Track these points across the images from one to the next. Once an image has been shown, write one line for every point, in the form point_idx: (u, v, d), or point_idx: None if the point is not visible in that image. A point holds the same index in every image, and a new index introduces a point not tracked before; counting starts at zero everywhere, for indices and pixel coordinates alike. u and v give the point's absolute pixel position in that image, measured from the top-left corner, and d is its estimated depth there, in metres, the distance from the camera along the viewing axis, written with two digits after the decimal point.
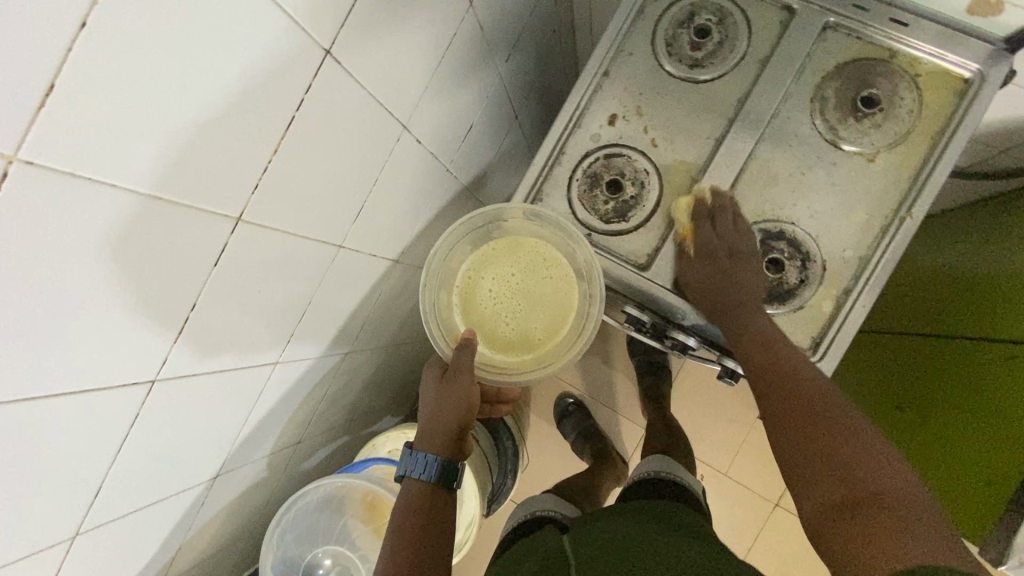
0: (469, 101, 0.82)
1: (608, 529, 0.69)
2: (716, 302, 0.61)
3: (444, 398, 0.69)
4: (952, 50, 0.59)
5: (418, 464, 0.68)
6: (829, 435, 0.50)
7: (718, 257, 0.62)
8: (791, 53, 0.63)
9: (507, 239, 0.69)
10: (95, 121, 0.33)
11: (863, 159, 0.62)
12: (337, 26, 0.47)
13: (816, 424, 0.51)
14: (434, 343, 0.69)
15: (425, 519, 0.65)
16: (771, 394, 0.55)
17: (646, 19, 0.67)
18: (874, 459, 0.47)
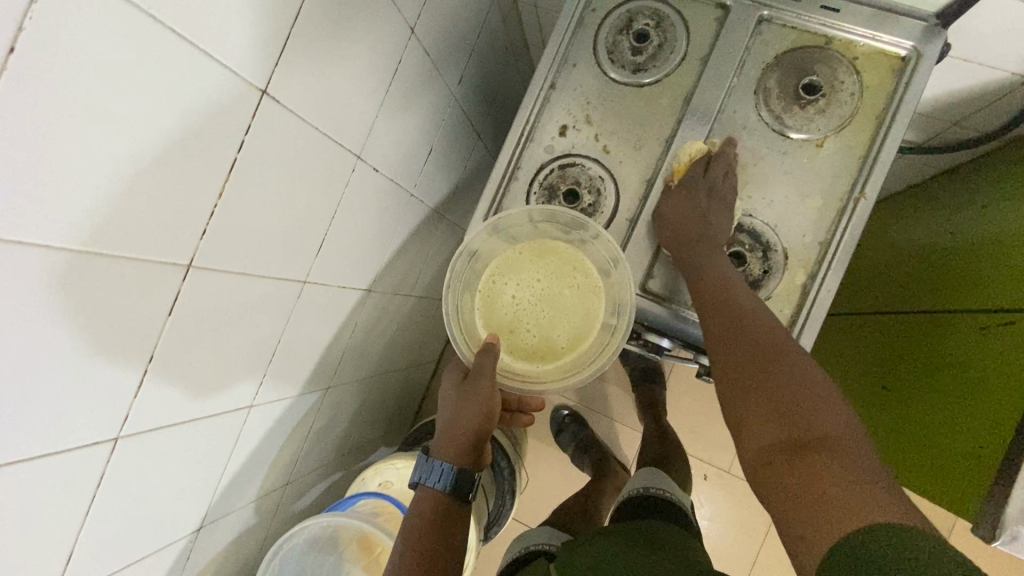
0: (424, 125, 0.82)
1: (590, 565, 0.67)
2: (690, 236, 0.59)
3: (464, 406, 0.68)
4: (885, 31, 0.60)
5: (434, 473, 0.68)
6: (779, 374, 0.49)
7: (701, 194, 0.60)
8: (730, 49, 0.64)
9: (536, 245, 0.67)
10: (23, 188, 0.33)
11: (813, 145, 0.62)
12: (271, 67, 0.48)
13: (767, 364, 0.50)
14: (457, 348, 0.67)
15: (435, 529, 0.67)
16: (721, 334, 0.54)
17: (585, 29, 0.68)
18: (825, 407, 0.46)
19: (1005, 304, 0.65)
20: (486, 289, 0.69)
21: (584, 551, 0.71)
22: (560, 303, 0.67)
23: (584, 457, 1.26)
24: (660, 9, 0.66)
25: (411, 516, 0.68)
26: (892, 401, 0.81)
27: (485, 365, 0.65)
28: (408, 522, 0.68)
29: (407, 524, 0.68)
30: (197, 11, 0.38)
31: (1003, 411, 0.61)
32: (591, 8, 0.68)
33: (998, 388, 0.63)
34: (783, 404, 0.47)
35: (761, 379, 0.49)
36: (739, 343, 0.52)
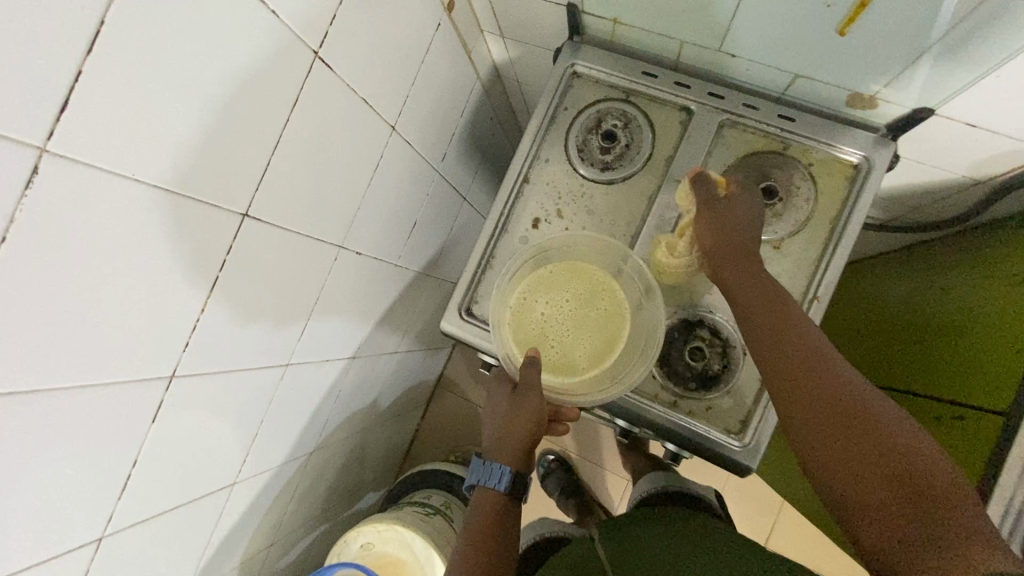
0: (410, 203, 0.86)
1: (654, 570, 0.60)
2: (733, 256, 0.57)
3: (516, 414, 0.65)
4: (837, 141, 0.64)
5: (491, 475, 0.66)
6: (872, 432, 0.45)
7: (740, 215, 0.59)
8: (692, 152, 0.67)
9: (568, 263, 0.67)
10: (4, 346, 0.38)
11: (770, 246, 0.65)
12: (251, 193, 0.53)
13: (856, 422, 0.46)
14: (501, 362, 0.64)
15: (499, 532, 0.63)
16: (797, 391, 0.50)
17: (558, 127, 0.72)
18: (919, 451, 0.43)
19: (962, 398, 0.66)
20: (520, 306, 0.67)
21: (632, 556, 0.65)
22: (589, 320, 0.66)
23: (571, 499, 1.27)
24: (628, 110, 0.70)
25: (472, 516, 0.65)
26: None
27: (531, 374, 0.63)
28: (470, 520, 0.65)
29: (470, 524, 0.64)
30: (170, 169, 0.44)
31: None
32: (562, 107, 0.72)
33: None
34: (881, 466, 0.44)
35: (851, 437, 0.46)
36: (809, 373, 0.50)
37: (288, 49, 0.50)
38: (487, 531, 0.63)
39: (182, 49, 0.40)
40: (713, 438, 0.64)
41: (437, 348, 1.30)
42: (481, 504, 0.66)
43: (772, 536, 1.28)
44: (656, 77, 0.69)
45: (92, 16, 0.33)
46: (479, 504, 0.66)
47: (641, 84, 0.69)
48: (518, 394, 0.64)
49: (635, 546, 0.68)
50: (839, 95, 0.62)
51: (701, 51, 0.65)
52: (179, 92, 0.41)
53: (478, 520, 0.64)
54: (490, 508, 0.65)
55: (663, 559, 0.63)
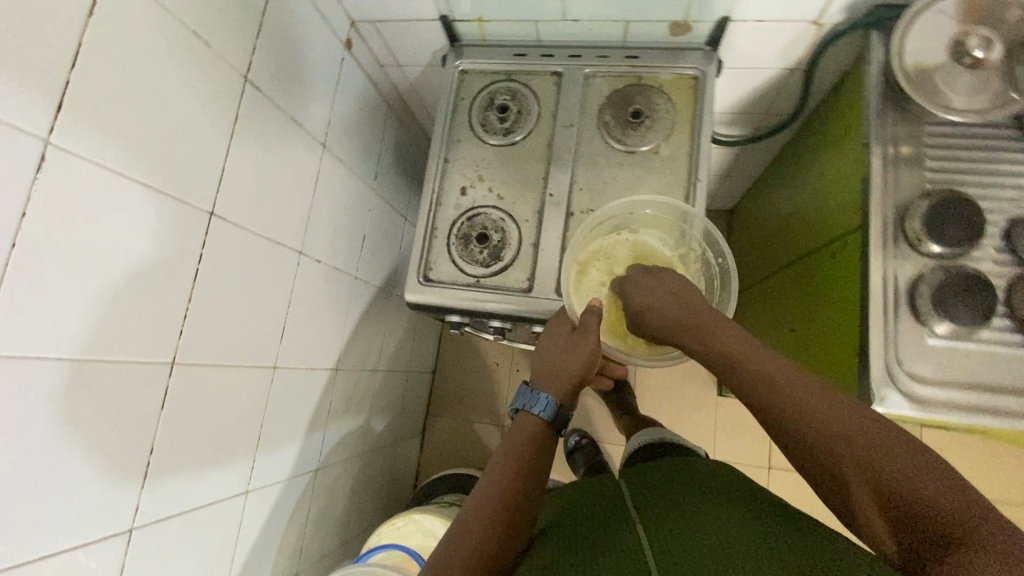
0: (355, 217, 0.97)
1: (672, 516, 0.58)
2: (688, 324, 0.59)
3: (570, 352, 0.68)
4: (673, 63, 0.81)
5: (537, 399, 0.67)
6: (877, 472, 0.45)
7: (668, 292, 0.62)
8: (570, 102, 0.83)
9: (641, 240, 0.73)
10: (28, 312, 0.46)
11: (651, 153, 0.80)
12: (212, 195, 0.64)
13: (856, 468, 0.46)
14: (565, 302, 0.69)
15: (529, 470, 0.62)
16: (796, 453, 0.50)
17: (460, 113, 0.86)
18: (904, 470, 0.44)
19: (832, 232, 0.80)
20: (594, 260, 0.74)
21: (651, 501, 0.63)
22: None
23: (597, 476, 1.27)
24: (512, 86, 0.85)
25: (505, 446, 0.64)
26: (789, 337, 0.95)
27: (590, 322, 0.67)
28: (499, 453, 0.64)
29: (499, 457, 0.63)
30: (141, 169, 0.55)
31: (842, 320, 0.75)
32: (461, 98, 0.87)
33: (832, 302, 0.76)
34: (890, 505, 0.44)
35: (859, 485, 0.46)
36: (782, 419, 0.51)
37: (220, 76, 0.63)
38: (512, 469, 0.62)
39: (136, 70, 0.53)
40: None
41: (415, 369, 1.36)
42: (522, 426, 0.67)
43: (773, 454, 1.38)
44: (526, 56, 0.85)
45: (72, 45, 0.47)
46: (517, 431, 0.66)
47: (517, 64, 0.86)
48: (578, 333, 0.67)
49: (654, 493, 0.65)
50: (663, 29, 0.79)
51: (551, 26, 0.82)
52: (139, 105, 0.54)
53: (510, 455, 0.63)
54: (526, 439, 0.65)
55: (680, 503, 0.61)
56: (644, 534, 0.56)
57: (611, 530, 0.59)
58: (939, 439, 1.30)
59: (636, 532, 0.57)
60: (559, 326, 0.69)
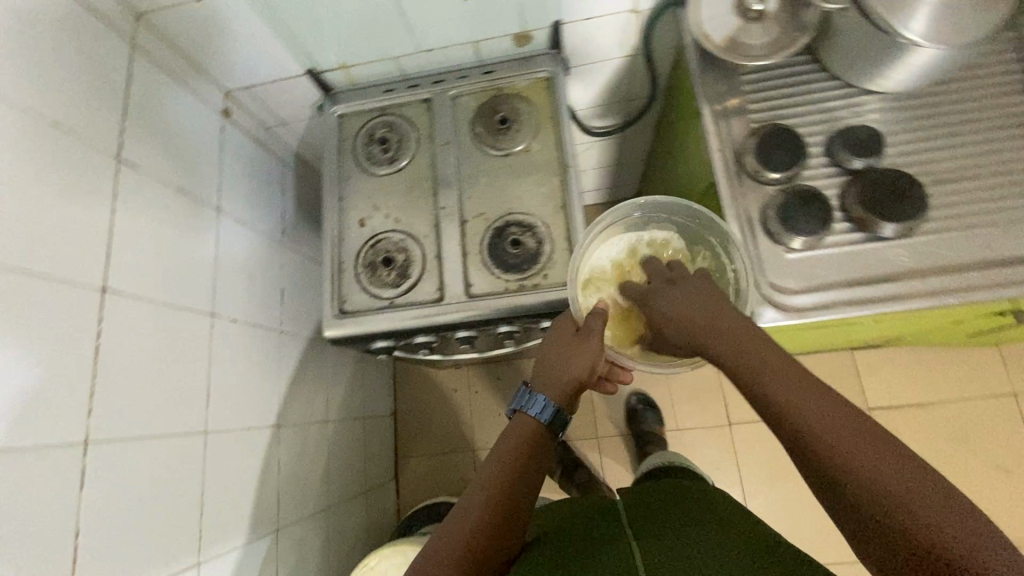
0: (269, 272, 0.99)
1: (666, 533, 0.62)
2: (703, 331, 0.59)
3: (572, 355, 0.69)
4: (526, 70, 0.89)
5: (535, 402, 0.68)
6: (883, 488, 0.43)
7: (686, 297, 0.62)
8: (443, 122, 0.89)
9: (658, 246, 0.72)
10: None
11: (526, 151, 0.87)
12: (102, 272, 0.65)
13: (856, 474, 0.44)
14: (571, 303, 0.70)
15: (522, 472, 0.64)
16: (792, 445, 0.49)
17: (346, 153, 0.91)
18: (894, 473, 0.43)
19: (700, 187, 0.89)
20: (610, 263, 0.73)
21: (645, 520, 0.66)
22: None
23: (573, 474, 1.37)
24: (388, 118, 0.91)
25: (506, 440, 0.67)
26: None
27: (594, 324, 0.67)
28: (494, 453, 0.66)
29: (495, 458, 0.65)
30: (18, 257, 0.56)
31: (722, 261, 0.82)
32: (343, 140, 0.92)
33: None
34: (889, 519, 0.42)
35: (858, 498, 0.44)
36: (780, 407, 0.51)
37: (91, 159, 0.66)
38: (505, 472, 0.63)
39: None
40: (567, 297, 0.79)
41: (371, 414, 1.36)
42: (518, 426, 0.68)
43: (731, 413, 1.44)
44: (395, 90, 0.92)
45: None
46: (514, 430, 0.67)
47: (388, 99, 0.92)
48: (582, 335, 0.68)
49: (650, 513, 0.69)
50: (509, 42, 0.88)
51: (410, 59, 0.89)
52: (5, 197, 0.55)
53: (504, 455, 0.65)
54: (522, 439, 0.67)
55: (677, 522, 0.64)
56: (634, 546, 0.60)
57: (607, 544, 0.62)
58: (869, 360, 1.39)
59: (631, 546, 0.60)
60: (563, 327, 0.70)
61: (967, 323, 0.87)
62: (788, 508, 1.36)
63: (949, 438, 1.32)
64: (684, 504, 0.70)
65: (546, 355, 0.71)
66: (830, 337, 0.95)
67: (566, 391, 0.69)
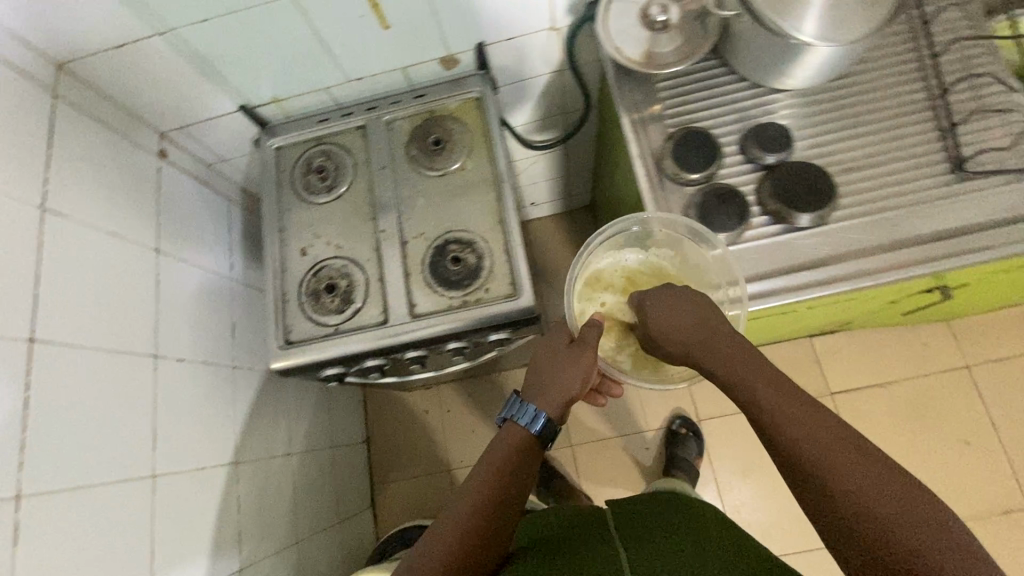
0: (218, 309, 0.99)
1: (660, 550, 0.63)
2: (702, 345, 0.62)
3: (565, 366, 0.66)
4: (456, 91, 0.92)
5: (525, 411, 0.65)
6: (862, 503, 0.48)
7: (689, 311, 0.64)
8: (378, 147, 0.91)
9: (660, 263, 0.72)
10: None
11: (461, 169, 0.89)
12: (29, 322, 0.65)
13: (841, 491, 0.49)
14: (567, 314, 0.69)
15: (510, 488, 0.61)
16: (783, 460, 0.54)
17: (285, 183, 0.92)
18: (873, 488, 0.49)
19: None
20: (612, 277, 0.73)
21: (639, 534, 0.68)
22: None
23: (550, 482, 1.40)
24: (324, 147, 0.93)
25: (495, 447, 0.64)
26: None
27: (590, 335, 0.66)
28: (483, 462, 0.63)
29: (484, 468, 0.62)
30: None
31: None
32: (281, 171, 0.93)
33: None
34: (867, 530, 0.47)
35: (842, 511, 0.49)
36: (777, 419, 0.55)
37: (11, 210, 0.65)
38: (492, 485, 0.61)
39: None
40: (509, 309, 0.80)
41: (340, 441, 1.35)
42: (508, 438, 0.65)
43: (699, 410, 1.47)
44: (330, 120, 0.94)
45: None
46: (502, 441, 0.64)
47: (323, 129, 0.93)
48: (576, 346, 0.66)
49: (643, 525, 0.70)
50: (436, 65, 0.90)
51: (341, 88, 0.91)
52: None
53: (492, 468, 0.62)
54: (510, 451, 0.63)
55: (673, 539, 0.66)
56: (624, 558, 0.62)
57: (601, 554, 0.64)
58: (827, 346, 1.42)
59: (625, 557, 0.62)
60: (557, 338, 0.68)
61: (897, 303, 0.91)
62: (762, 497, 1.39)
63: (910, 416, 1.35)
64: (681, 520, 0.72)
65: (537, 366, 0.69)
66: (773, 327, 0.98)
67: (559, 405, 0.66)
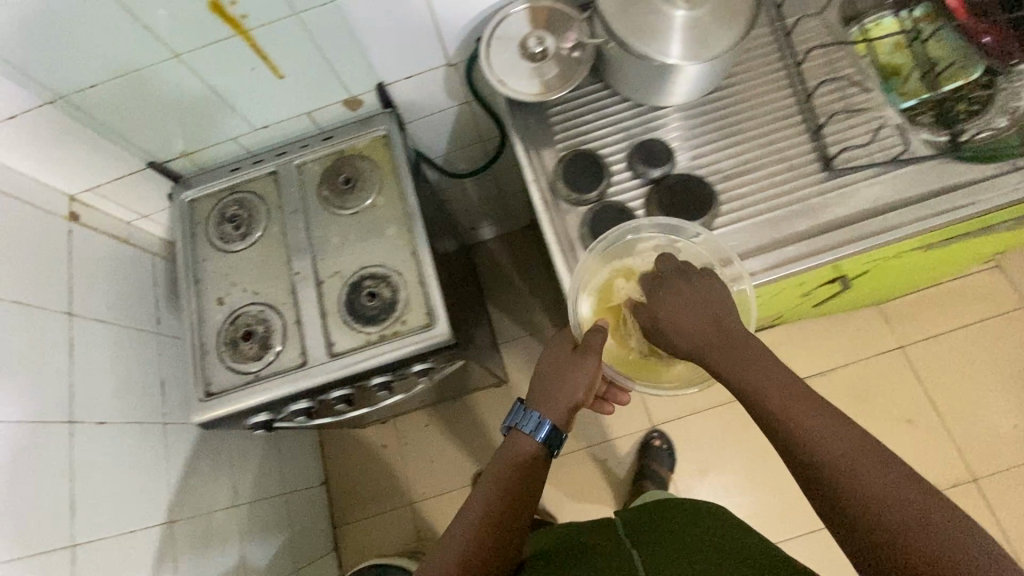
0: (144, 365, 0.98)
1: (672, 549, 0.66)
2: (717, 347, 0.59)
3: (569, 372, 0.67)
4: (363, 130, 0.94)
5: (529, 419, 0.66)
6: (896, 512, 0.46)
7: (704, 312, 0.61)
8: (290, 191, 0.92)
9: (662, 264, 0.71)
10: None
11: (372, 206, 0.90)
12: None
13: (874, 499, 0.48)
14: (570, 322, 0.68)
15: (517, 496, 0.63)
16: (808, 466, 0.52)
17: (200, 235, 0.92)
18: (906, 497, 0.47)
19: None
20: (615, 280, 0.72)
21: (654, 535, 0.71)
22: None
23: None
24: (237, 196, 0.94)
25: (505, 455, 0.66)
26: None
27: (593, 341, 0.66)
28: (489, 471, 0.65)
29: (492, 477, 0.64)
30: None
31: None
32: (196, 224, 0.94)
33: None
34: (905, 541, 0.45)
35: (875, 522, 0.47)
36: (799, 424, 0.53)
37: None
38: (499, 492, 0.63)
39: None
40: (425, 339, 0.81)
41: (294, 485, 1.33)
42: (514, 446, 0.66)
43: (653, 417, 1.49)
44: (241, 168, 0.95)
45: None
46: (509, 450, 0.66)
47: (235, 178, 0.94)
48: (579, 352, 0.67)
49: (661, 527, 0.73)
50: (341, 108, 0.92)
51: (249, 137, 0.93)
52: None
53: (499, 478, 0.64)
54: (518, 459, 0.65)
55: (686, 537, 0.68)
56: (637, 560, 0.65)
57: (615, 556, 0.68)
58: (769, 342, 1.46)
59: (637, 556, 0.67)
60: (560, 345, 0.69)
61: (805, 295, 0.95)
62: (721, 496, 1.41)
63: (852, 402, 1.39)
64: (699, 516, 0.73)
65: (541, 373, 0.69)
66: None
67: (563, 412, 0.66)
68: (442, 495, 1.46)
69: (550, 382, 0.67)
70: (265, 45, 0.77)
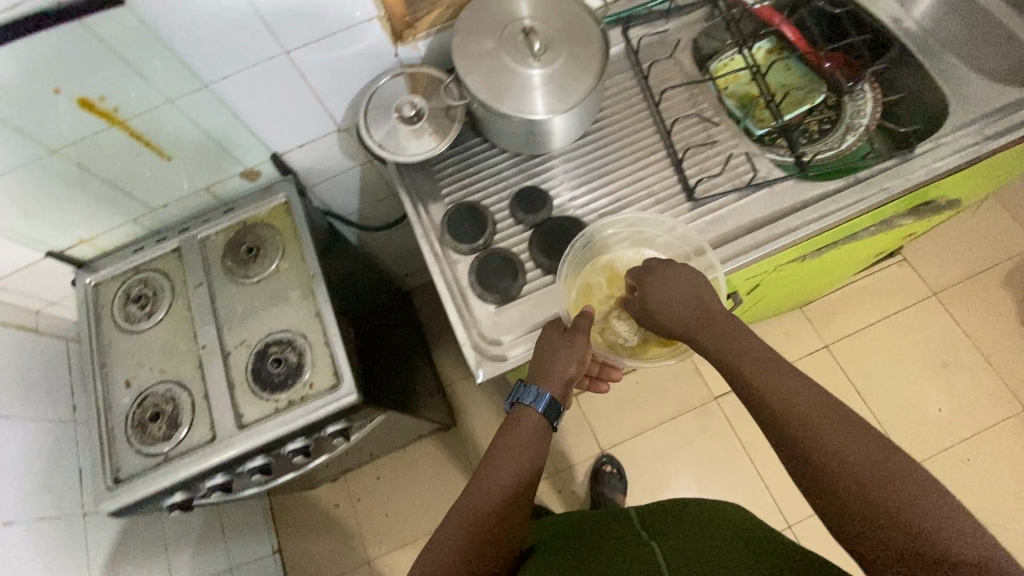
0: (60, 456, 0.96)
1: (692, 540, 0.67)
2: (697, 324, 0.65)
3: (562, 351, 0.69)
4: (264, 199, 0.96)
5: (529, 394, 0.66)
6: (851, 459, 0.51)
7: (685, 296, 0.66)
8: (194, 265, 0.93)
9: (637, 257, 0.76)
10: None
11: (275, 272, 0.92)
12: None
13: (830, 451, 0.53)
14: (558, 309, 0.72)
15: (530, 473, 0.63)
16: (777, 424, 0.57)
17: (105, 318, 0.92)
18: (864, 447, 0.52)
19: None
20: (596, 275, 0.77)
21: (669, 529, 0.72)
22: None
23: None
24: (142, 275, 0.94)
25: (516, 430, 0.65)
26: None
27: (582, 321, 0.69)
28: (503, 450, 0.63)
29: (498, 465, 0.62)
30: None
31: None
32: (101, 308, 0.93)
33: None
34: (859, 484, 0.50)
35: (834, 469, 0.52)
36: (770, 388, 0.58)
37: None
38: (517, 477, 0.62)
39: None
40: (332, 401, 0.82)
41: (239, 558, 1.29)
42: (519, 422, 0.66)
43: (601, 441, 1.51)
44: (144, 248, 0.95)
45: None
46: (516, 425, 0.65)
47: (138, 258, 0.95)
48: (571, 331, 0.70)
49: (674, 522, 0.74)
50: (238, 180, 0.95)
51: (149, 216, 0.94)
52: None
53: (520, 453, 0.63)
54: (528, 433, 0.65)
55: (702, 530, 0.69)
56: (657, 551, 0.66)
57: (632, 544, 0.70)
58: None
59: (657, 548, 0.67)
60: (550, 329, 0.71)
61: None
62: None
63: None
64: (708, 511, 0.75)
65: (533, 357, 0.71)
66: None
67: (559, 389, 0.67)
68: (398, 547, 1.44)
69: (543, 363, 0.69)
70: (146, 131, 0.79)
